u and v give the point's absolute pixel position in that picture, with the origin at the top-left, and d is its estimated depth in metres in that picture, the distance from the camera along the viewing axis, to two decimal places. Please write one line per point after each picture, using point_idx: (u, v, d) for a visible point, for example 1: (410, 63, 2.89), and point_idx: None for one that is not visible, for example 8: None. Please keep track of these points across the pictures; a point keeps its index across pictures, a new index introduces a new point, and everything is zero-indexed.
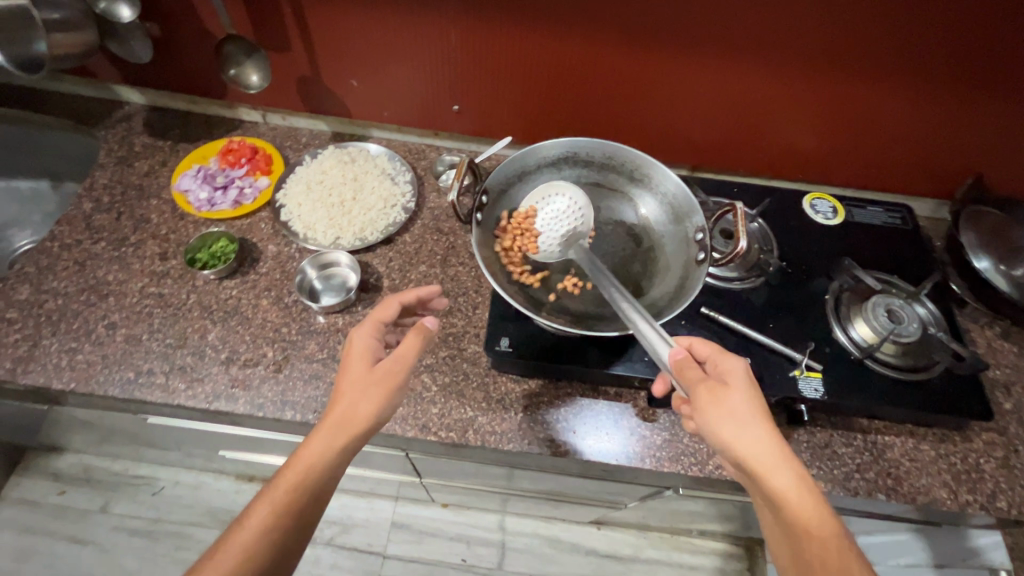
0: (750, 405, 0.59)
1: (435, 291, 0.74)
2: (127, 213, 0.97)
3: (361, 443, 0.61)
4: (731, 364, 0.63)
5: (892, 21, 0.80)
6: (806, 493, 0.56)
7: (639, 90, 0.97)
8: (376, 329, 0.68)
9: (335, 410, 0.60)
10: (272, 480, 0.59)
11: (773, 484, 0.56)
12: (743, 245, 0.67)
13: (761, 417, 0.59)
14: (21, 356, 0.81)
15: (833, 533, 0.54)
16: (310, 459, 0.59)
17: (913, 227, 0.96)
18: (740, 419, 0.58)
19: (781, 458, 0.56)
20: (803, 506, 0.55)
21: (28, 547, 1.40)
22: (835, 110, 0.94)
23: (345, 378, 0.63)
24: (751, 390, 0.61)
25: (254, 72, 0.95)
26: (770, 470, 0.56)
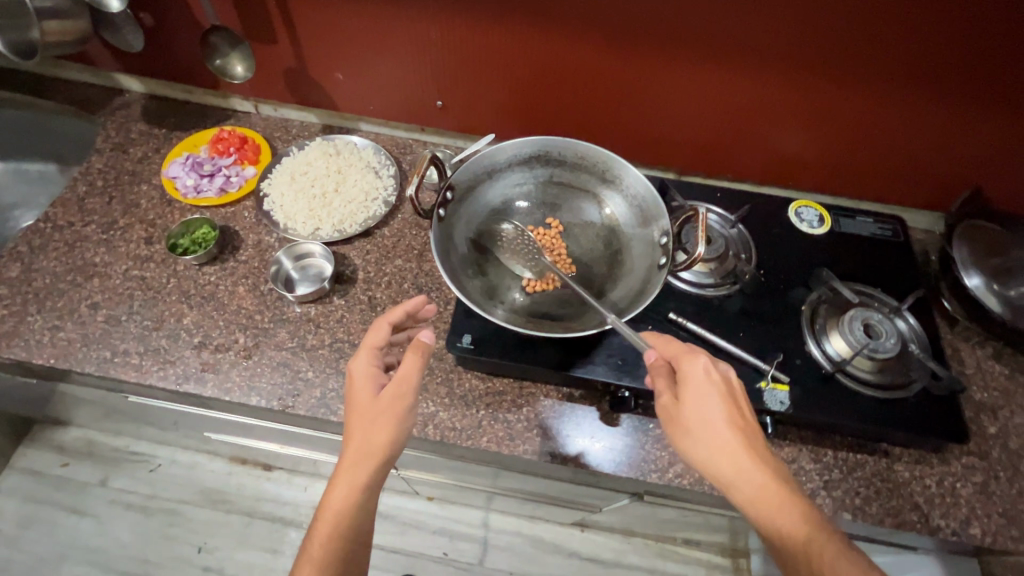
0: (707, 416, 0.60)
1: (422, 302, 0.71)
2: (118, 197, 1.00)
3: (382, 472, 0.63)
4: (688, 372, 0.63)
5: (878, 25, 0.77)
6: (773, 500, 0.57)
7: (622, 91, 0.95)
8: (371, 356, 0.67)
9: (351, 449, 0.62)
10: (309, 533, 0.61)
11: (739, 497, 0.58)
12: (701, 250, 0.66)
13: (720, 426, 0.60)
14: (7, 331, 0.85)
15: (806, 538, 0.55)
16: (339, 506, 0.60)
17: (905, 240, 0.93)
18: (696, 436, 0.60)
19: (742, 468, 0.58)
20: (769, 515, 0.57)
21: (31, 514, 1.46)
22: (823, 116, 0.92)
23: (353, 414, 0.64)
24: (709, 397, 0.61)
25: (239, 62, 0.99)
26: (731, 484, 0.58)
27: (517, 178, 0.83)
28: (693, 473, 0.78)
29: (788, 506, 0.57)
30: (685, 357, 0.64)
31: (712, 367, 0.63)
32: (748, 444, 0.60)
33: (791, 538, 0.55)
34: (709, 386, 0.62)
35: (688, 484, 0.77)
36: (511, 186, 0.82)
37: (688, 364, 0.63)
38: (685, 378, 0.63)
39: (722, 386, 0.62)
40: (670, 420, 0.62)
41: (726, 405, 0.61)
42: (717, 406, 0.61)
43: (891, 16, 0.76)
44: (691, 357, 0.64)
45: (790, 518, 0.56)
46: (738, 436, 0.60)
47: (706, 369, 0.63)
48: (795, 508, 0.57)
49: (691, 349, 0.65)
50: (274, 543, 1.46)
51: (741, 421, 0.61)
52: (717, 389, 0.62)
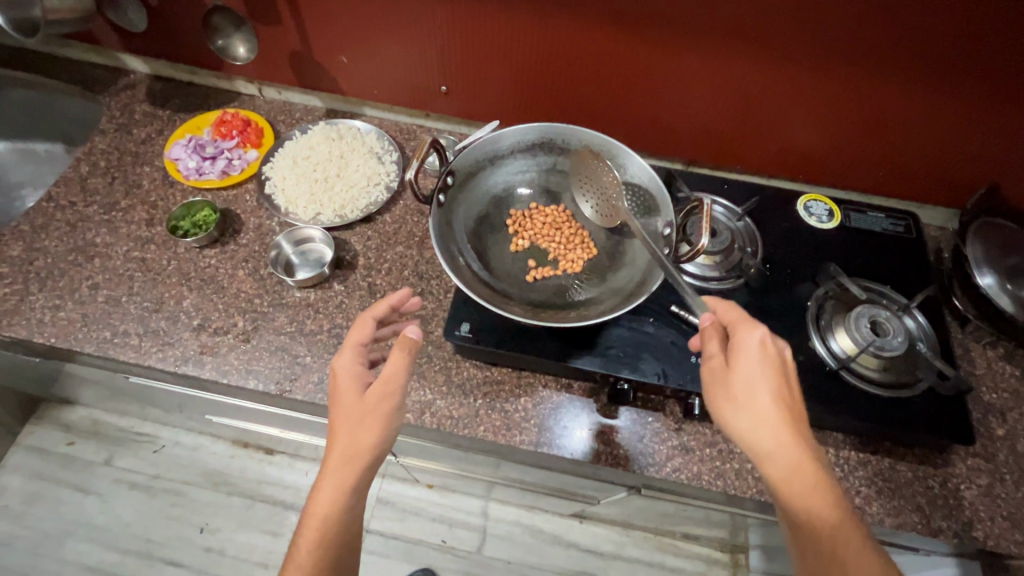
0: (757, 388, 0.58)
1: (406, 296, 0.72)
2: (121, 178, 1.00)
3: (370, 472, 0.62)
4: (744, 340, 0.61)
5: (895, 14, 0.75)
6: (807, 483, 0.56)
7: (630, 79, 0.93)
8: (356, 354, 0.67)
9: (336, 449, 0.61)
10: (297, 538, 0.61)
11: (772, 473, 0.57)
12: (705, 242, 0.65)
13: (768, 402, 0.58)
14: (9, 310, 0.85)
15: (835, 525, 0.55)
16: (326, 510, 0.60)
17: (917, 236, 0.90)
18: (741, 405, 0.58)
19: (783, 447, 0.56)
20: (800, 496, 0.56)
21: (38, 490, 1.49)
22: (835, 107, 0.89)
23: (338, 415, 0.63)
24: (758, 368, 0.59)
25: (242, 44, 0.97)
26: (768, 460, 0.57)
27: (521, 165, 0.82)
28: (691, 468, 0.77)
29: (822, 490, 0.56)
30: (743, 326, 0.62)
31: (770, 340, 0.61)
32: (792, 420, 0.58)
33: (817, 522, 0.55)
34: (765, 359, 0.60)
35: (685, 478, 0.76)
36: (513, 173, 0.81)
37: (745, 333, 0.61)
38: (740, 346, 0.60)
39: (777, 361, 0.60)
40: (716, 385, 0.61)
41: (778, 381, 0.59)
42: (769, 380, 0.59)
43: (909, 4, 0.73)
44: (750, 327, 0.61)
45: (822, 503, 0.56)
46: (785, 413, 0.58)
47: (763, 341, 0.60)
48: (829, 493, 0.56)
49: (751, 319, 0.63)
50: (274, 525, 1.47)
51: (787, 396, 0.59)
52: (772, 364, 0.60)
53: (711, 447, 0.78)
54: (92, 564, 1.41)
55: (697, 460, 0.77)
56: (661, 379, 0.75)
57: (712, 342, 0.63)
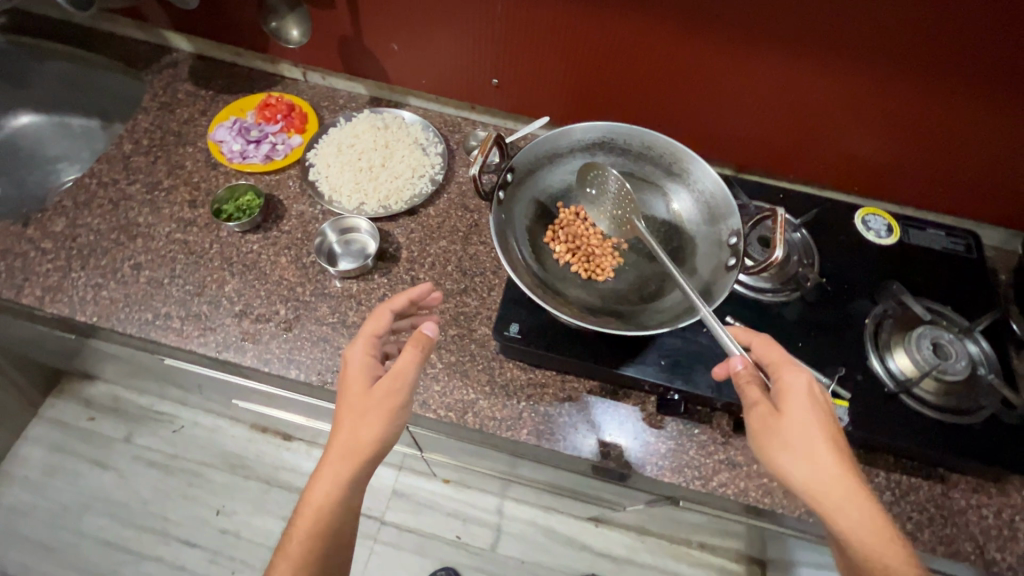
0: (812, 435, 0.56)
1: (427, 291, 0.71)
2: (164, 157, 0.98)
3: (368, 468, 0.61)
4: (791, 383, 0.59)
5: (985, 21, 0.71)
6: (876, 537, 0.53)
7: (690, 79, 0.91)
8: (370, 344, 0.66)
9: (337, 440, 0.60)
10: (290, 529, 0.61)
11: (837, 523, 0.54)
12: (779, 255, 0.62)
13: (824, 448, 0.56)
14: (51, 286, 0.84)
15: None
16: (321, 501, 0.60)
17: (978, 257, 0.87)
18: (798, 453, 0.56)
19: (845, 494, 0.54)
20: (872, 546, 0.53)
21: (58, 464, 1.49)
22: (902, 120, 0.86)
23: (344, 406, 0.62)
24: (811, 415, 0.57)
25: (295, 26, 0.92)
26: (834, 511, 0.54)
27: (579, 164, 0.80)
28: (738, 483, 0.75)
29: (891, 540, 0.53)
30: (787, 368, 0.61)
31: (816, 384, 0.59)
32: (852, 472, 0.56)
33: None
34: (813, 403, 0.58)
35: (732, 494, 0.74)
36: (572, 172, 0.79)
37: (792, 375, 0.59)
38: (787, 389, 0.59)
39: (824, 407, 0.58)
40: (764, 432, 0.57)
41: (830, 429, 0.57)
42: (821, 425, 0.57)
43: (1001, 12, 0.69)
44: (794, 370, 0.60)
45: (892, 550, 0.53)
46: (839, 460, 0.56)
47: (811, 385, 0.59)
48: (896, 542, 0.54)
49: (793, 361, 0.61)
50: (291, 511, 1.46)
51: (842, 445, 0.57)
52: (821, 408, 0.58)
53: (759, 463, 0.76)
54: (110, 541, 1.41)
55: (745, 476, 0.75)
56: (713, 391, 0.73)
57: (753, 387, 0.59)
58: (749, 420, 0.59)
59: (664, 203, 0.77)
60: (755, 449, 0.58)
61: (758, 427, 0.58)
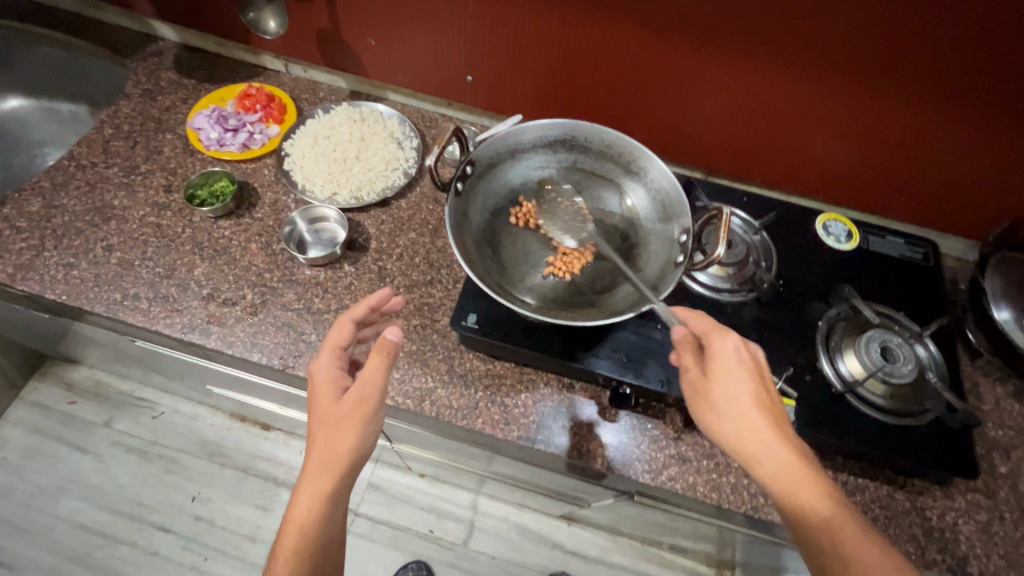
0: (737, 393, 0.58)
1: (388, 297, 0.71)
2: (143, 143, 1.00)
3: (349, 479, 0.61)
4: (718, 347, 0.61)
5: (942, 33, 0.72)
6: (794, 481, 0.55)
7: (659, 82, 0.92)
8: (335, 356, 0.67)
9: (313, 456, 0.60)
10: (274, 552, 0.60)
11: (762, 476, 0.56)
12: (720, 251, 0.65)
13: (746, 404, 0.58)
14: (23, 264, 0.86)
15: (827, 518, 0.54)
16: (303, 519, 0.59)
17: (935, 265, 0.89)
18: (723, 410, 0.58)
19: (767, 448, 0.56)
20: (794, 495, 0.55)
21: (36, 446, 1.50)
22: (862, 128, 0.88)
23: (317, 420, 0.62)
24: (734, 373, 0.59)
25: (273, 18, 0.95)
26: (754, 461, 0.56)
27: (541, 160, 0.82)
28: (686, 478, 0.76)
29: (814, 487, 0.55)
30: (715, 333, 0.63)
31: (742, 346, 0.61)
32: (773, 421, 0.58)
33: (815, 521, 0.54)
34: (738, 364, 0.60)
35: (680, 488, 0.75)
36: (533, 167, 0.82)
37: (719, 340, 0.62)
38: (714, 353, 0.61)
39: (752, 367, 0.61)
40: (697, 395, 0.61)
41: (756, 384, 0.59)
42: (746, 383, 0.59)
43: (958, 24, 0.71)
44: (721, 336, 0.62)
45: (814, 497, 0.55)
46: (763, 413, 0.58)
47: (737, 347, 0.61)
48: (821, 489, 0.55)
49: (723, 327, 0.64)
50: (265, 500, 1.47)
51: (766, 399, 0.59)
52: (748, 367, 0.60)
53: (708, 459, 0.77)
54: (84, 524, 1.42)
55: (693, 471, 0.77)
56: (664, 386, 0.75)
57: (686, 353, 0.63)
58: (685, 388, 0.62)
59: (615, 196, 0.80)
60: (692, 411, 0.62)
61: (689, 389, 0.61)
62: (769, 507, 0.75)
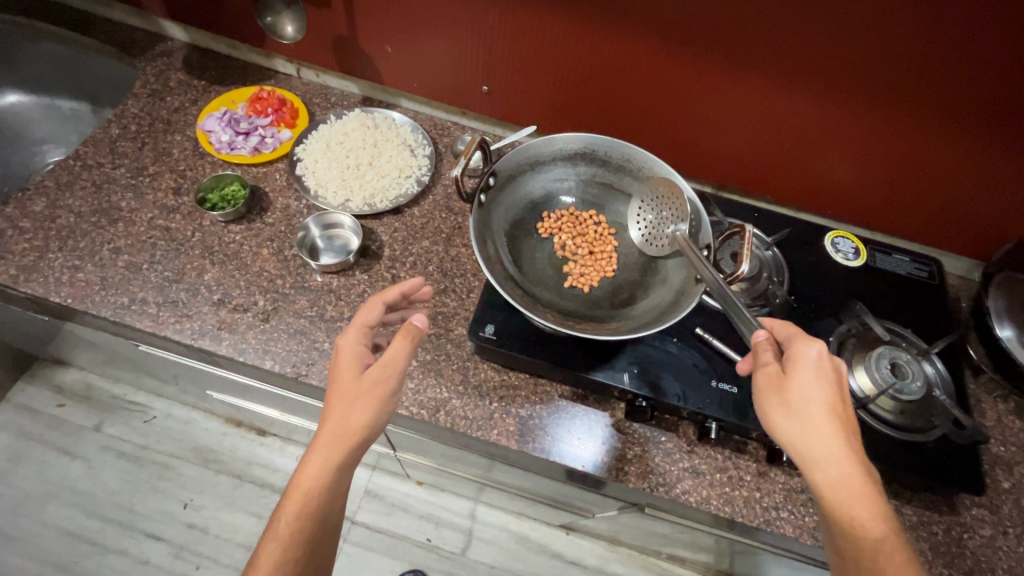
0: (812, 399, 0.58)
1: (419, 285, 0.70)
2: (151, 144, 0.99)
3: (357, 456, 0.61)
4: (801, 352, 0.61)
5: (962, 54, 0.73)
6: (852, 493, 0.55)
7: (675, 96, 0.93)
8: (362, 334, 0.66)
9: (325, 426, 0.60)
10: (277, 513, 0.60)
11: (819, 479, 0.56)
12: (744, 269, 0.66)
13: (818, 410, 0.58)
14: (27, 265, 0.84)
15: (879, 538, 0.54)
16: (308, 488, 0.59)
17: (939, 283, 0.92)
18: (793, 411, 0.58)
19: (832, 454, 0.56)
20: (847, 503, 0.55)
21: (23, 451, 1.45)
22: (876, 148, 0.89)
23: (333, 393, 0.62)
24: (815, 380, 0.59)
25: (290, 22, 0.95)
26: (815, 465, 0.56)
27: (560, 173, 0.85)
28: (700, 492, 0.77)
29: (870, 500, 0.55)
30: (801, 340, 0.62)
31: (828, 356, 0.60)
32: (846, 433, 0.57)
33: (860, 533, 0.54)
34: (819, 370, 0.59)
35: (694, 501, 0.76)
36: (552, 180, 0.84)
37: (803, 345, 0.61)
38: (795, 357, 0.61)
39: (834, 377, 0.60)
40: (767, 390, 0.60)
41: (833, 395, 0.59)
42: (824, 392, 0.58)
43: (979, 46, 0.72)
44: (806, 343, 0.61)
45: (868, 512, 0.55)
46: (836, 422, 0.58)
47: (821, 355, 0.60)
48: (875, 504, 0.55)
49: (809, 334, 0.63)
50: (260, 508, 1.44)
51: (842, 411, 0.58)
52: (829, 378, 0.59)
53: (722, 473, 0.78)
54: (72, 531, 1.38)
55: (707, 484, 0.77)
56: (680, 399, 0.76)
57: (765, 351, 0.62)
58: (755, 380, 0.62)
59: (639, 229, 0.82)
60: (756, 405, 0.61)
61: (761, 382, 0.61)
62: (781, 521, 0.75)
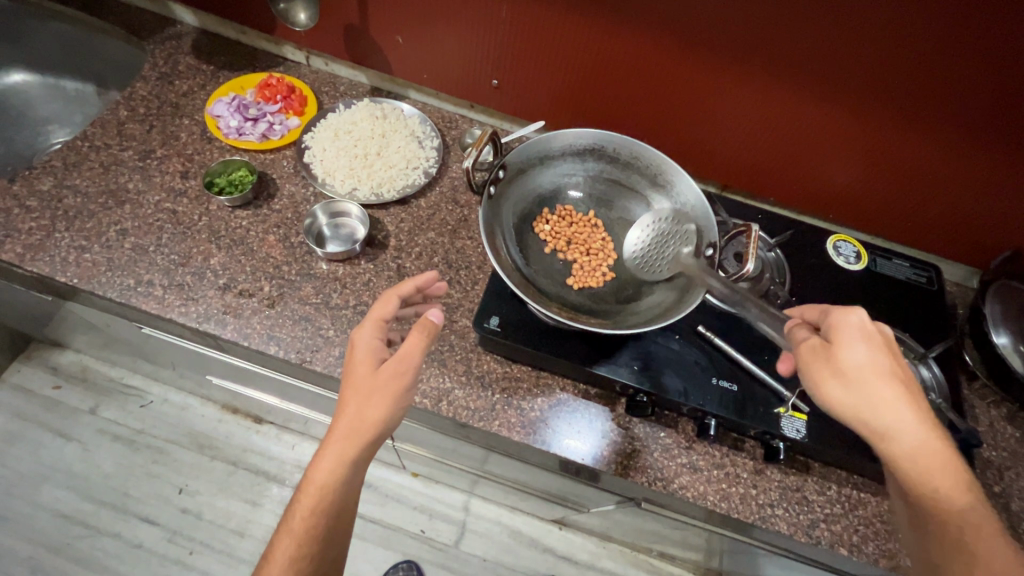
0: (866, 371, 0.57)
1: (432, 279, 0.70)
2: (159, 127, 0.99)
3: (371, 451, 0.61)
4: (842, 322, 0.60)
5: (965, 61, 0.74)
6: (926, 458, 0.56)
7: (682, 95, 0.93)
8: (376, 328, 0.66)
9: (341, 421, 0.60)
10: (292, 506, 0.61)
11: (894, 449, 0.56)
12: (750, 267, 0.68)
13: (880, 383, 0.57)
14: (33, 244, 0.84)
15: (955, 495, 0.56)
16: (323, 482, 0.59)
17: (937, 289, 0.93)
18: (853, 387, 0.57)
19: (902, 423, 0.56)
20: (924, 471, 0.56)
21: (18, 431, 1.45)
22: (878, 152, 0.90)
23: (348, 388, 0.62)
24: (867, 351, 0.58)
25: (304, 10, 0.95)
26: (889, 436, 0.56)
27: (569, 168, 0.87)
28: (697, 487, 0.78)
29: (942, 462, 0.56)
30: (838, 310, 0.61)
31: (867, 321, 0.60)
32: (906, 398, 0.57)
33: (941, 495, 0.56)
34: (868, 339, 0.58)
35: (690, 496, 0.77)
36: (561, 174, 0.86)
37: (842, 315, 0.60)
38: (838, 328, 0.60)
39: (880, 343, 0.59)
40: (822, 370, 0.58)
41: (887, 361, 0.58)
42: (875, 361, 0.58)
43: (981, 52, 0.72)
44: (845, 312, 0.60)
45: (942, 474, 0.56)
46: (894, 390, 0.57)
47: (863, 323, 0.59)
48: (949, 465, 0.56)
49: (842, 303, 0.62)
50: (255, 495, 1.44)
51: (897, 376, 0.58)
52: (876, 344, 0.58)
53: (719, 469, 0.79)
54: (65, 512, 1.37)
55: (704, 480, 0.78)
56: (681, 396, 0.77)
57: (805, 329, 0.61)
58: (802, 358, 0.60)
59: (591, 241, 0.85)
60: (808, 385, 0.59)
61: (813, 362, 0.59)
62: (775, 518, 0.76)
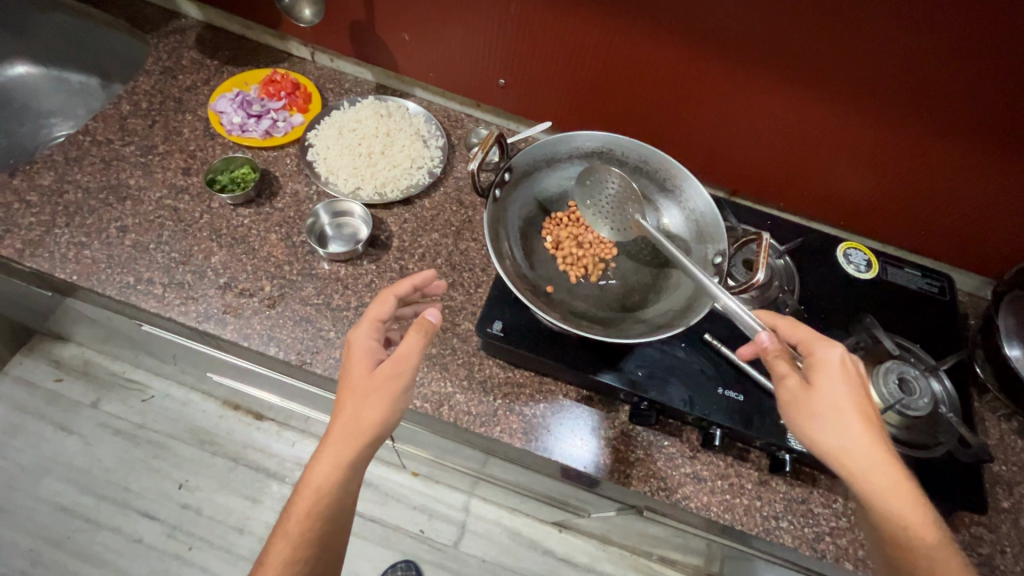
0: (844, 407, 0.57)
1: (430, 277, 0.69)
2: (162, 122, 0.98)
3: (368, 454, 0.60)
4: (823, 358, 0.60)
5: (983, 69, 0.72)
6: (900, 498, 0.56)
7: (693, 97, 0.91)
8: (373, 329, 0.65)
9: (337, 424, 0.59)
10: (287, 509, 0.60)
11: (867, 489, 0.56)
12: (761, 276, 0.66)
13: (855, 420, 0.57)
14: (33, 240, 0.83)
15: (931, 541, 0.55)
16: (319, 485, 0.58)
17: (949, 299, 0.92)
18: (830, 423, 0.57)
19: (875, 462, 0.56)
20: (897, 511, 0.55)
21: (19, 424, 1.45)
22: (892, 159, 0.88)
23: (344, 390, 0.60)
24: (843, 388, 0.58)
25: (308, 6, 0.94)
26: (863, 475, 0.56)
27: (576, 171, 0.85)
28: (701, 497, 0.76)
29: (914, 503, 0.56)
30: (819, 344, 0.62)
31: (849, 358, 0.60)
32: (881, 439, 0.57)
33: (915, 539, 0.55)
34: (846, 376, 0.59)
35: (693, 507, 0.76)
36: (568, 178, 0.85)
37: (823, 350, 0.61)
38: (819, 363, 0.60)
39: (858, 380, 0.59)
40: (796, 403, 0.59)
41: (865, 400, 0.58)
42: (854, 399, 0.58)
43: (996, 60, 0.70)
44: (825, 347, 0.61)
45: (915, 515, 0.55)
46: (870, 429, 0.57)
47: (844, 361, 0.60)
48: (920, 507, 0.56)
49: (823, 336, 0.63)
50: (254, 492, 1.43)
51: (872, 416, 0.58)
52: (855, 382, 0.59)
53: (723, 480, 0.77)
54: (65, 506, 1.37)
55: (708, 491, 0.77)
56: (686, 405, 0.75)
57: (781, 361, 0.61)
58: (779, 393, 0.60)
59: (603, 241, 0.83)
60: (785, 421, 0.60)
61: (788, 394, 0.59)
62: (780, 531, 0.75)
